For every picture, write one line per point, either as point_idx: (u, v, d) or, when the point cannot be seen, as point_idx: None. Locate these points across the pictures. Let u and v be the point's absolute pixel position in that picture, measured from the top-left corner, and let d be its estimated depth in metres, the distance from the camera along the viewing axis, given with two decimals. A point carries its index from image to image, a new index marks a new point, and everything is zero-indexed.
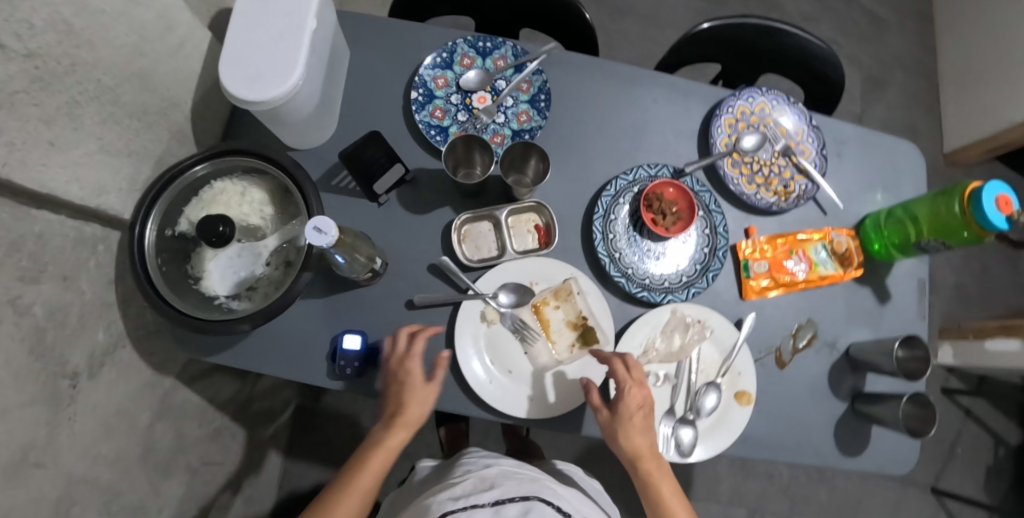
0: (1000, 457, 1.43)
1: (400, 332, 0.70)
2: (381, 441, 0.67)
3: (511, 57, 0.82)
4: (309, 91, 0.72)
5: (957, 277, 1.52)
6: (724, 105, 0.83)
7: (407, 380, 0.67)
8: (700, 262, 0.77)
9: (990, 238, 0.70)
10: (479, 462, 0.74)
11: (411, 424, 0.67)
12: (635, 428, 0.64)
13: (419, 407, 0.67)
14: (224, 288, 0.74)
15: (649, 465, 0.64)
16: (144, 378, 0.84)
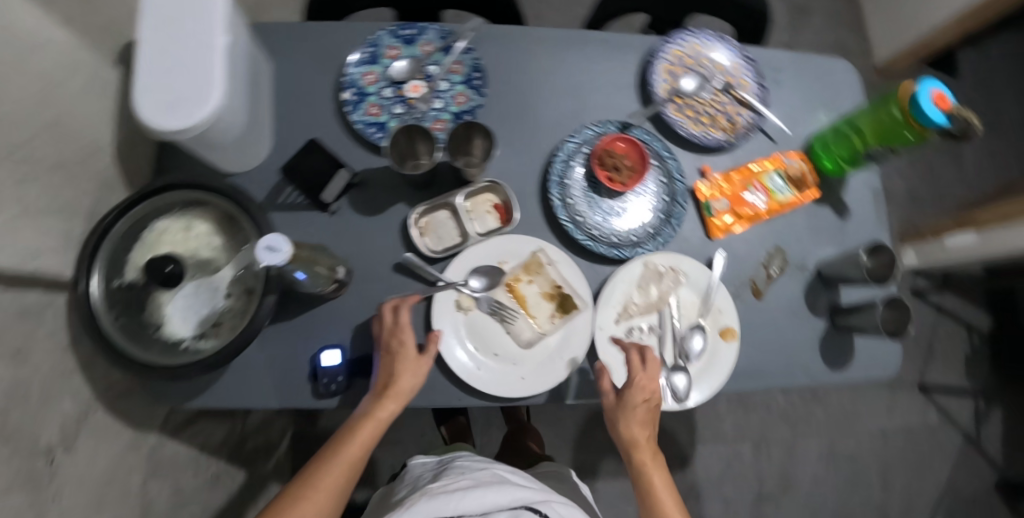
0: (976, 344, 1.51)
1: (387, 304, 0.67)
2: (370, 412, 0.65)
3: (437, 40, 0.81)
4: (234, 110, 0.69)
5: (909, 183, 1.58)
6: (659, 51, 0.83)
7: (398, 352, 0.65)
8: (662, 210, 0.77)
9: (931, 133, 0.71)
10: (472, 462, 0.78)
11: (402, 396, 0.65)
12: (635, 419, 0.66)
13: (409, 378, 0.65)
14: (188, 329, 0.71)
15: (643, 456, 0.67)
16: (124, 439, 0.81)
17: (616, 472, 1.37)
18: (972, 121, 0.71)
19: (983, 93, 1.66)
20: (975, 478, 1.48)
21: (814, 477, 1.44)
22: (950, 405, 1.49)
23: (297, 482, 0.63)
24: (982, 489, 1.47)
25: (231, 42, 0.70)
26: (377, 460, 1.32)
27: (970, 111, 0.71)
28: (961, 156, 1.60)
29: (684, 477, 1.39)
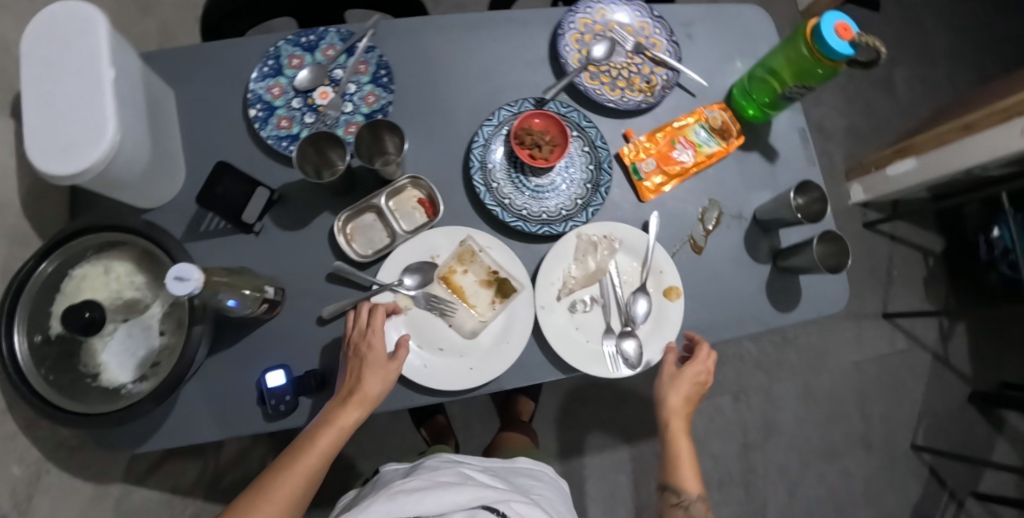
0: (932, 265, 1.56)
1: (361, 305, 0.68)
2: (335, 418, 0.63)
3: (338, 43, 0.79)
4: (134, 146, 0.66)
5: (846, 123, 1.62)
6: (565, 22, 0.82)
7: (368, 354, 0.65)
8: (589, 180, 0.77)
9: (831, 61, 0.72)
10: (442, 462, 0.78)
11: (367, 402, 0.63)
12: (678, 390, 0.79)
13: (377, 382, 0.64)
14: (126, 374, 0.69)
15: (677, 424, 0.80)
16: (85, 494, 0.80)
17: (603, 444, 1.39)
18: (878, 49, 0.71)
19: (906, 22, 1.69)
20: (949, 393, 1.53)
21: (793, 417, 1.49)
22: (915, 328, 1.54)
23: (250, 493, 0.59)
24: (957, 403, 1.52)
25: (121, 74, 0.66)
26: (366, 472, 1.32)
27: (875, 39, 0.71)
28: (893, 87, 1.65)
29: None
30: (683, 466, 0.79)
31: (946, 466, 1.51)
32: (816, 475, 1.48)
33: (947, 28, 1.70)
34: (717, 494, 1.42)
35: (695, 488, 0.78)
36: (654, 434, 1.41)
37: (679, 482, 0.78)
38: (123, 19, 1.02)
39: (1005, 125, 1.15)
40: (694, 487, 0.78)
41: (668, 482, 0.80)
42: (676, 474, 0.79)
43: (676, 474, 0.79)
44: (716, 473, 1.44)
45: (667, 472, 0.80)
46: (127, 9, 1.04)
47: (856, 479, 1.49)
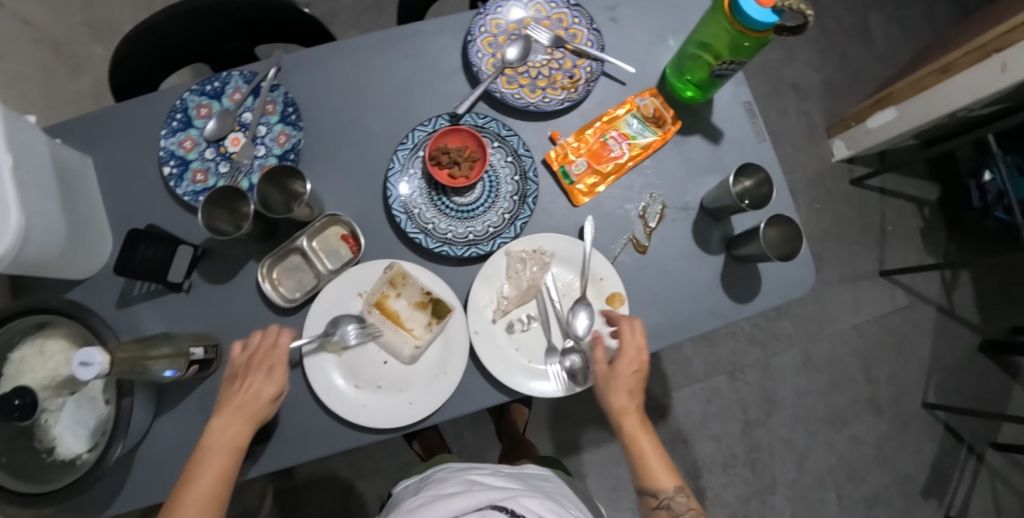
0: (928, 216, 1.48)
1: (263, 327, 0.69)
2: (223, 438, 0.63)
3: (243, 86, 0.77)
4: (46, 231, 0.64)
5: (822, 77, 1.54)
6: (475, 27, 0.78)
7: (260, 369, 0.65)
8: (515, 191, 0.74)
9: (742, 26, 0.65)
10: (451, 473, 0.77)
11: (257, 417, 0.64)
12: (616, 385, 0.69)
13: (266, 394, 0.65)
14: (81, 444, 0.69)
15: (630, 422, 0.70)
16: None
17: (598, 439, 1.37)
18: (805, 12, 0.62)
19: None
20: (957, 346, 1.46)
21: (794, 389, 1.44)
22: (915, 283, 1.47)
23: None
24: (967, 355, 1.46)
25: (21, 153, 0.62)
26: (365, 493, 1.33)
27: (803, 1, 0.62)
28: (869, 32, 1.56)
29: (668, 425, 1.39)
30: (653, 465, 0.68)
31: (960, 421, 1.45)
32: (825, 445, 1.43)
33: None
34: (721, 476, 1.39)
35: (672, 482, 0.67)
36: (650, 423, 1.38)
37: (653, 484, 0.67)
38: (50, 84, 1.02)
39: (986, 64, 1.07)
40: (672, 482, 0.67)
41: (645, 489, 0.68)
42: (648, 476, 0.67)
43: (649, 477, 0.67)
44: (720, 456, 1.40)
45: (641, 478, 0.68)
46: (56, 72, 1.03)
47: (868, 446, 1.44)
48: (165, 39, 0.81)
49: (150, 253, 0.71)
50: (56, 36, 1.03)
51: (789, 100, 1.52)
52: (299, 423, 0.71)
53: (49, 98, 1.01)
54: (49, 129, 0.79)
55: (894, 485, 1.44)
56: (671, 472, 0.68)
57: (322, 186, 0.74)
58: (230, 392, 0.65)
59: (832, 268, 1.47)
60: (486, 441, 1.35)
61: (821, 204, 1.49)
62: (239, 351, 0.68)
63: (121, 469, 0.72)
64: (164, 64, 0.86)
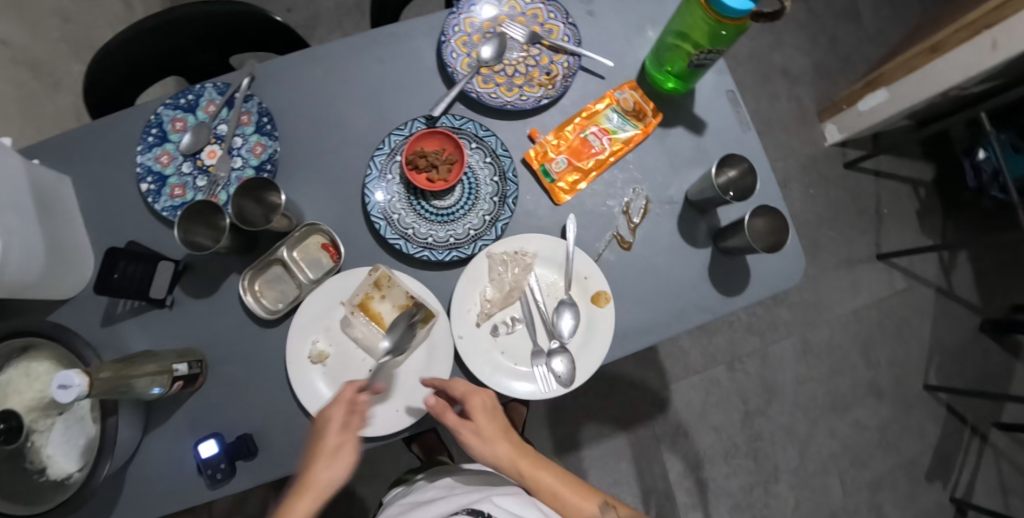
0: (924, 196, 1.47)
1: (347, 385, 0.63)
2: (287, 513, 0.58)
3: (217, 97, 0.76)
4: (24, 256, 0.64)
5: (812, 60, 1.52)
6: (449, 27, 0.77)
7: (328, 435, 0.61)
8: (495, 193, 0.73)
9: (715, 13, 0.64)
10: (435, 478, 0.78)
11: (321, 493, 0.59)
12: (487, 438, 0.65)
13: (333, 467, 0.59)
14: (72, 463, 0.68)
15: (523, 464, 0.67)
16: None
17: (598, 435, 1.36)
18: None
19: None
20: (958, 327, 1.44)
21: (794, 377, 1.43)
22: (913, 265, 1.46)
23: None
24: (968, 335, 1.44)
25: None
26: (366, 498, 1.33)
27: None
28: (858, 13, 1.54)
29: (668, 418, 1.38)
30: (568, 498, 0.65)
31: (962, 402, 1.44)
32: (827, 432, 1.42)
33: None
34: (723, 466, 1.39)
35: (595, 504, 0.65)
36: (649, 417, 1.38)
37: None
38: (30, 102, 1.01)
39: (975, 41, 1.05)
40: (595, 504, 0.65)
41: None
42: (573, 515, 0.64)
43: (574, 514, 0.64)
44: (721, 447, 1.39)
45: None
46: (35, 90, 1.03)
47: (870, 431, 1.43)
48: (138, 53, 0.81)
49: (130, 271, 0.70)
50: (33, 54, 1.03)
51: (779, 85, 1.50)
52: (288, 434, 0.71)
53: (28, 118, 1.00)
54: (25, 150, 0.79)
55: (898, 468, 1.42)
56: (587, 494, 0.66)
57: (302, 195, 0.74)
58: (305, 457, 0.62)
59: (828, 253, 1.46)
60: None
61: (815, 189, 1.47)
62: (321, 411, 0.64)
63: (113, 487, 0.72)
64: (139, 78, 0.85)
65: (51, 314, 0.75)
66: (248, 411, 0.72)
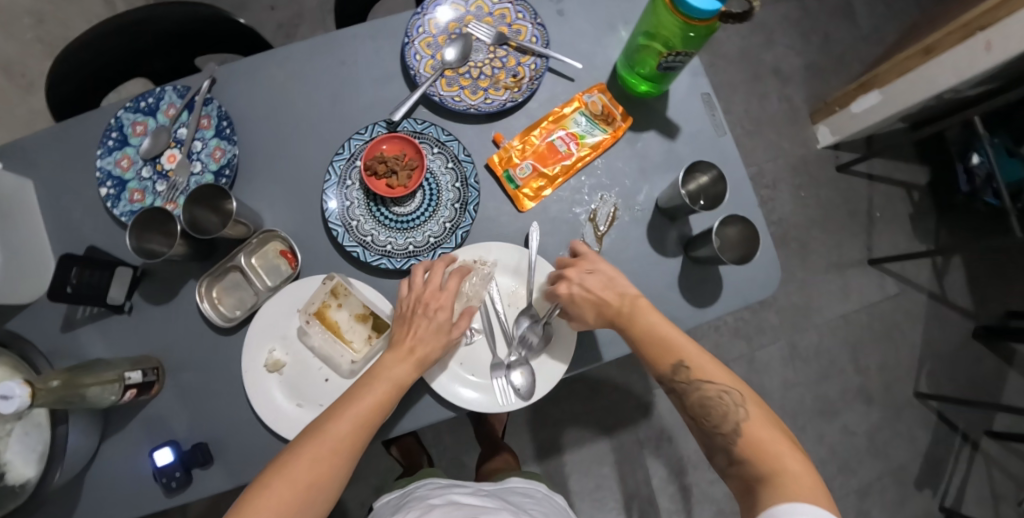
0: (917, 200, 1.43)
1: (436, 263, 0.67)
2: (390, 372, 0.62)
3: (177, 100, 0.75)
4: None
5: (805, 59, 1.48)
6: (413, 28, 0.75)
7: (433, 313, 0.65)
8: (456, 199, 0.72)
9: (680, 15, 0.62)
10: (432, 491, 0.74)
11: (424, 363, 0.64)
12: (589, 288, 0.66)
13: (431, 340, 0.65)
14: (31, 467, 0.65)
15: (621, 312, 0.65)
16: None
17: (580, 438, 1.33)
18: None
19: None
20: (949, 332, 1.41)
21: (782, 383, 1.40)
22: (905, 270, 1.43)
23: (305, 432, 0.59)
24: (959, 341, 1.41)
25: None
26: (345, 499, 1.33)
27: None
28: (852, 11, 1.50)
29: (652, 423, 1.35)
30: (648, 349, 0.63)
31: (954, 409, 1.40)
32: (814, 438, 1.38)
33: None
34: (708, 473, 1.35)
35: (671, 363, 0.62)
36: (633, 422, 1.34)
37: (656, 368, 0.64)
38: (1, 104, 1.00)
39: (968, 43, 1.02)
40: (671, 361, 0.62)
41: (650, 373, 0.65)
42: (647, 362, 0.64)
43: (649, 363, 0.64)
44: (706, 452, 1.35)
45: (643, 362, 0.65)
46: (7, 92, 1.02)
47: (858, 436, 1.39)
48: (100, 57, 0.80)
49: (86, 277, 0.70)
50: (5, 55, 1.02)
51: (770, 85, 1.47)
52: (247, 441, 0.71)
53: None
54: None
55: (886, 475, 1.38)
56: (670, 349, 0.62)
57: (261, 201, 0.73)
58: (401, 328, 0.65)
59: (819, 256, 1.43)
60: (468, 443, 1.30)
61: (806, 191, 1.44)
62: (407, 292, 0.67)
63: (70, 494, 0.71)
64: (104, 81, 0.84)
65: (10, 320, 0.74)
66: (203, 419, 0.71)
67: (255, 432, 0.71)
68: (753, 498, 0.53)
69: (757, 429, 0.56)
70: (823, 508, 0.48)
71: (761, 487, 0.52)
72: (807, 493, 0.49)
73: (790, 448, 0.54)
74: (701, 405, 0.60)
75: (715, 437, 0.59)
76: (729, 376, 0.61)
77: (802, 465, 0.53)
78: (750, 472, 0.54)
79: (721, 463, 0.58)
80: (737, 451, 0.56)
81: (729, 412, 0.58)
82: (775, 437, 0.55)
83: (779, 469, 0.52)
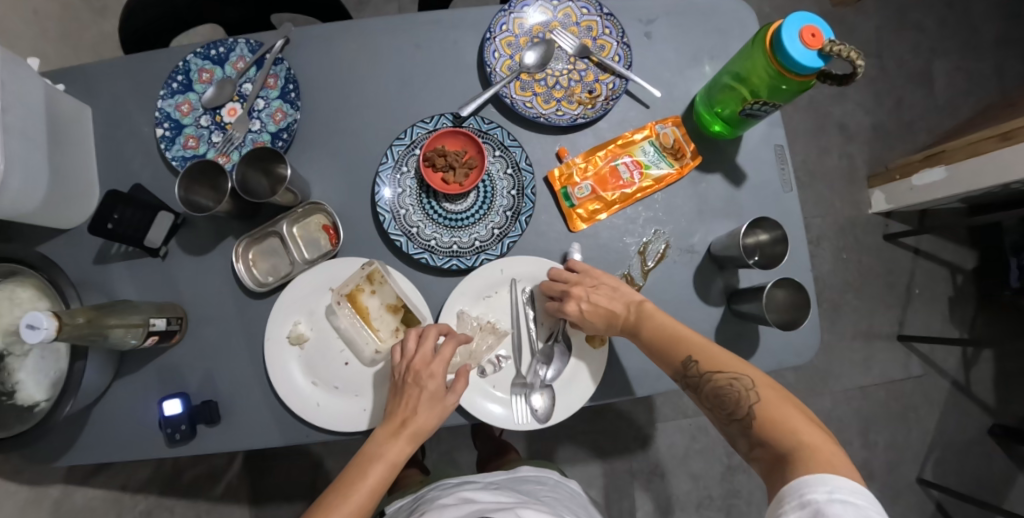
0: (960, 284, 1.39)
1: (432, 327, 0.63)
2: (381, 453, 0.60)
3: (247, 55, 0.74)
4: (26, 184, 0.62)
5: (873, 120, 1.44)
6: (496, 24, 0.73)
7: (425, 384, 0.61)
8: (509, 207, 0.70)
9: (778, 64, 0.59)
10: (443, 491, 0.77)
11: (418, 437, 0.60)
12: (594, 297, 0.65)
13: (428, 413, 0.61)
14: (42, 392, 0.66)
15: (630, 318, 0.64)
16: (20, 497, 0.76)
17: (573, 458, 1.31)
18: (854, 60, 0.54)
19: (951, 6, 1.48)
20: (965, 424, 1.37)
21: None
22: (933, 353, 1.39)
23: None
24: (974, 435, 1.36)
25: (13, 103, 0.60)
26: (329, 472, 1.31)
27: (854, 48, 0.54)
28: (931, 80, 1.45)
29: (648, 456, 1.32)
30: (655, 349, 0.61)
31: (955, 504, 1.35)
32: None
33: (999, 12, 1.49)
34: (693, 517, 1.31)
35: (681, 359, 0.59)
36: (629, 451, 1.32)
37: (667, 366, 0.60)
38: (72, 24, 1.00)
39: None
40: (680, 358, 0.59)
41: (663, 371, 0.62)
42: (657, 360, 0.61)
43: (660, 360, 0.61)
44: (696, 496, 1.32)
45: (655, 361, 0.62)
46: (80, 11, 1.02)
47: None
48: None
49: (128, 214, 0.70)
50: None
51: (832, 140, 1.43)
52: (256, 407, 0.70)
53: (82, 40, 1.00)
54: (54, 72, 0.78)
55: None
56: (676, 345, 0.59)
57: (313, 172, 0.72)
58: (394, 401, 0.62)
59: (848, 322, 1.39)
60: (461, 441, 1.28)
61: (848, 253, 1.40)
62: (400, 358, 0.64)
63: (75, 424, 0.71)
64: (180, 19, 0.83)
65: (46, 243, 0.74)
66: (217, 377, 0.71)
67: (265, 398, 0.70)
68: (777, 478, 0.48)
69: (773, 408, 0.52)
70: (849, 475, 0.45)
71: (782, 466, 0.48)
72: (831, 465, 0.45)
73: (808, 422, 0.50)
74: (714, 396, 0.56)
75: (732, 425, 0.55)
76: (740, 363, 0.57)
77: (820, 437, 0.49)
78: (771, 453, 0.50)
79: (742, 448, 0.54)
80: (755, 434, 0.51)
81: (741, 398, 0.54)
82: (789, 413, 0.51)
83: (797, 444, 0.48)
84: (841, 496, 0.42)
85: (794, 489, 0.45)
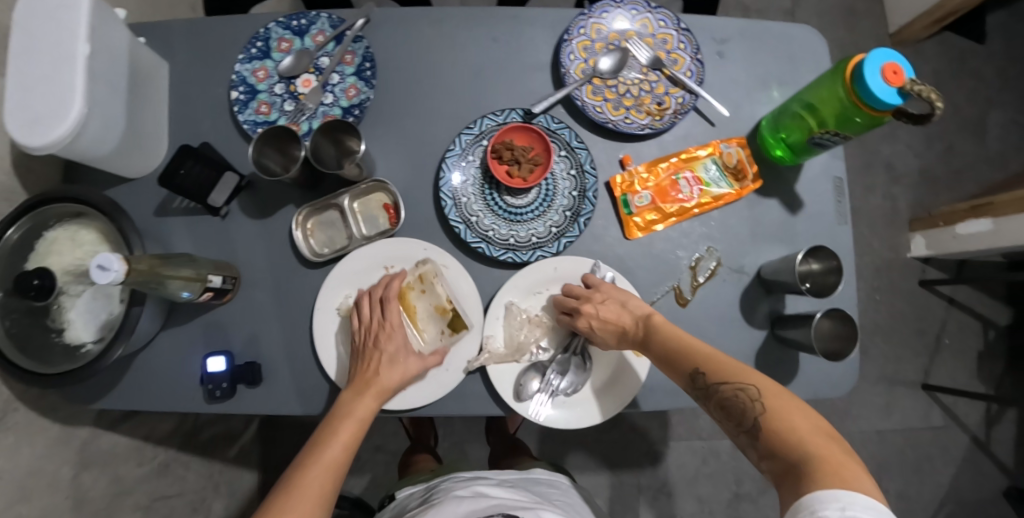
0: (991, 339, 1.37)
1: (368, 298, 0.66)
2: (352, 411, 0.60)
3: (327, 29, 0.75)
4: (105, 131, 0.64)
5: (921, 164, 1.43)
6: (574, 27, 0.74)
7: (384, 348, 0.63)
8: (569, 208, 0.71)
9: (856, 97, 0.58)
10: (458, 484, 0.76)
11: (384, 393, 0.62)
12: (604, 311, 0.65)
13: (392, 371, 0.62)
14: (90, 334, 0.66)
15: (637, 333, 0.64)
16: (54, 433, 0.77)
17: (582, 465, 1.31)
18: (932, 101, 0.53)
19: (1012, 60, 1.47)
20: (981, 482, 1.34)
21: None
22: (956, 405, 1.37)
23: (280, 488, 0.55)
24: (990, 494, 1.34)
25: (103, 52, 0.62)
26: None
27: (935, 89, 0.54)
28: (984, 131, 1.44)
29: (656, 473, 1.32)
30: (664, 362, 0.60)
31: None
32: None
33: None
34: None
35: (687, 371, 0.57)
36: (638, 466, 1.32)
37: (677, 377, 0.59)
38: None
39: None
40: (688, 369, 0.58)
41: (675, 383, 0.61)
42: (669, 371, 0.60)
43: (671, 372, 0.60)
44: None
45: (666, 373, 0.61)
46: None
47: None
48: None
49: (195, 171, 0.72)
50: None
51: (876, 180, 1.43)
52: (296, 374, 0.71)
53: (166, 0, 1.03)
54: (136, 24, 0.80)
55: None
56: (684, 357, 0.58)
57: (380, 150, 0.73)
58: (356, 365, 0.63)
59: (874, 364, 1.37)
60: (474, 434, 1.29)
61: (880, 296, 1.39)
62: (357, 325, 0.65)
63: (120, 369, 0.72)
64: None
65: (113, 190, 0.76)
66: (261, 340, 0.72)
67: (305, 365, 0.71)
68: (787, 490, 0.46)
69: (780, 419, 0.50)
70: (861, 490, 0.42)
71: (791, 477, 0.46)
72: (839, 476, 0.43)
73: (818, 432, 0.48)
74: (721, 407, 0.54)
75: (741, 436, 0.53)
76: (748, 371, 0.55)
77: (830, 447, 0.47)
78: (781, 464, 0.48)
79: (753, 458, 0.52)
80: (763, 444, 0.50)
81: (746, 408, 0.52)
82: (797, 424, 0.49)
83: (806, 455, 0.46)
84: (853, 512, 0.40)
85: (805, 505, 0.43)
